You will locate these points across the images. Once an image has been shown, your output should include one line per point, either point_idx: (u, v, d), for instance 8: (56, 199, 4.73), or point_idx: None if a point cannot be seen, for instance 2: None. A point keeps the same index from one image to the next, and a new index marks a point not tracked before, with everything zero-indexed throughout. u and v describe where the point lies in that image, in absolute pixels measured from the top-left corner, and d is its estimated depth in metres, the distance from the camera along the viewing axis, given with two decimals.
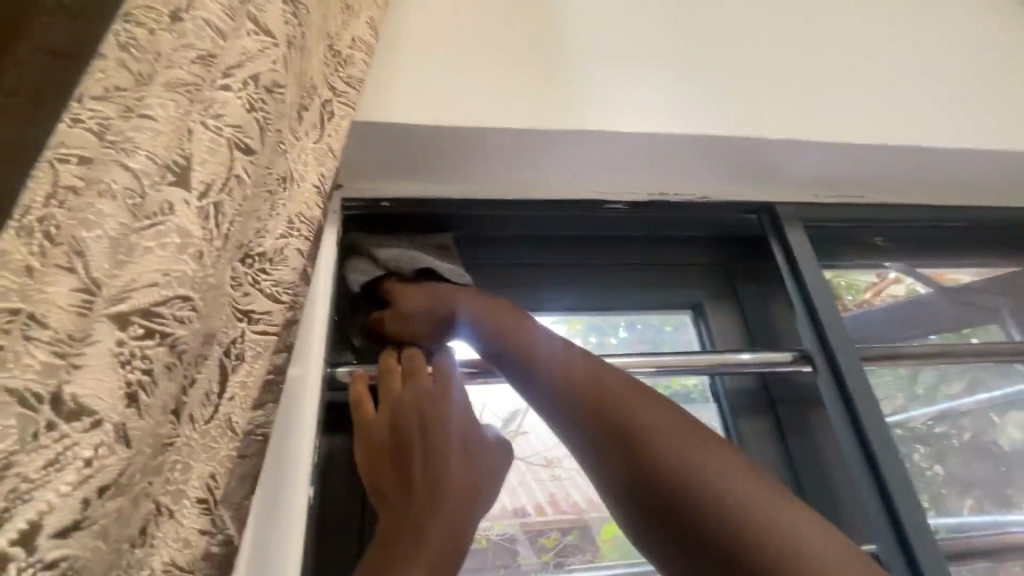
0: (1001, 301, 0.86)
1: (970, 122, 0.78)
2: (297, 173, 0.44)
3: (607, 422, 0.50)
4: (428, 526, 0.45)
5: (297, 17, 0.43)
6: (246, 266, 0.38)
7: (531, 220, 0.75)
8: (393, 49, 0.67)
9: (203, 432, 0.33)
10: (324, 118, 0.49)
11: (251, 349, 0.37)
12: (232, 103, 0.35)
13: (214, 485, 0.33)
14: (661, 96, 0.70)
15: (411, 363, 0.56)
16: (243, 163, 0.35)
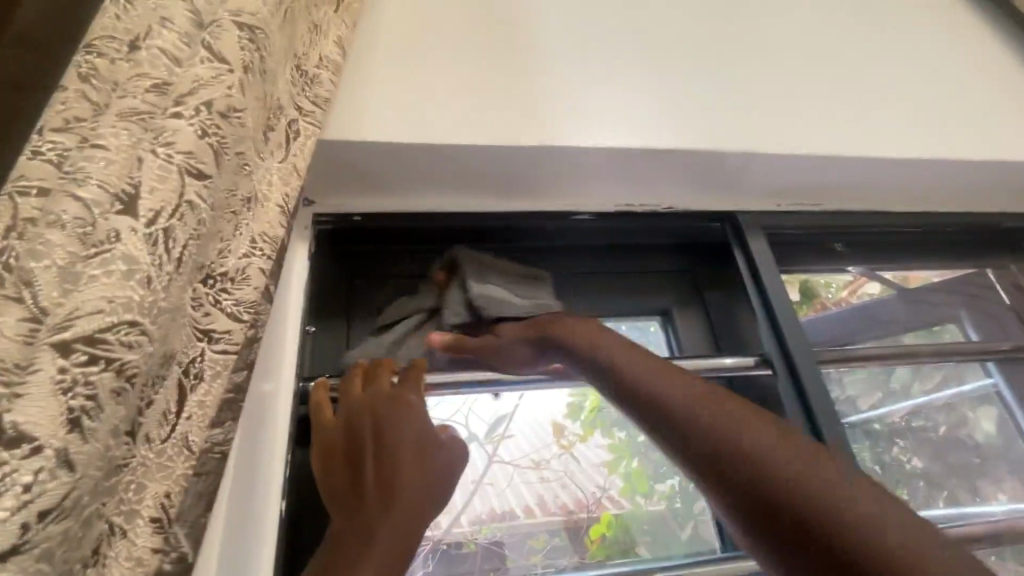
0: (959, 304, 0.91)
1: (916, 130, 0.81)
2: (262, 193, 0.45)
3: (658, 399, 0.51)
4: (378, 524, 0.46)
5: (253, 40, 0.42)
6: (207, 287, 0.40)
7: (499, 229, 0.77)
8: (363, 66, 0.68)
9: (160, 451, 0.34)
10: (289, 138, 0.50)
11: (210, 367, 0.38)
12: (183, 130, 0.36)
13: (169, 503, 0.34)
14: (621, 109, 0.73)
15: (373, 370, 0.58)
16: (195, 188, 0.35)
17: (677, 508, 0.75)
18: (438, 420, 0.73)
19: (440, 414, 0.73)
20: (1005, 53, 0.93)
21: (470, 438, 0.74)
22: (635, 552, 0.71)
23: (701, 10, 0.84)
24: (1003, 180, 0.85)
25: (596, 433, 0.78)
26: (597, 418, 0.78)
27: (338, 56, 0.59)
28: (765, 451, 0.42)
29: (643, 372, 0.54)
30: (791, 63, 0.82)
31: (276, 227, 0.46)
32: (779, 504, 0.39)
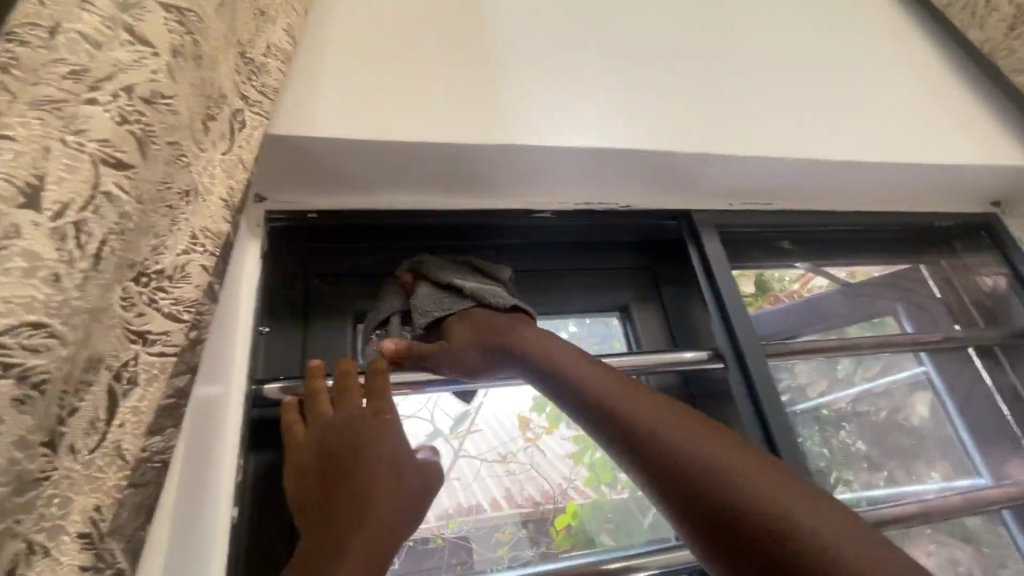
0: (897, 298, 0.96)
1: (861, 131, 0.86)
2: (202, 183, 0.45)
3: (619, 425, 0.53)
4: (350, 541, 0.46)
5: (183, 24, 0.43)
6: (140, 285, 0.38)
7: (458, 227, 0.78)
8: (316, 56, 0.67)
9: (88, 463, 0.33)
10: (234, 129, 0.49)
11: (146, 371, 0.37)
12: (98, 117, 0.36)
13: (100, 518, 0.33)
14: (579, 106, 0.74)
15: (340, 385, 0.57)
16: (112, 180, 0.35)
17: (640, 498, 0.77)
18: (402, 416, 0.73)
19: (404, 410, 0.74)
20: (933, 62, 1.00)
21: (436, 433, 0.74)
22: (597, 540, 0.73)
23: (661, 9, 0.87)
24: (932, 182, 0.91)
25: (562, 425, 0.79)
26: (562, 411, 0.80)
27: (286, 44, 0.58)
28: (712, 472, 0.46)
29: (605, 392, 0.56)
30: (738, 66, 0.86)
31: (215, 221, 0.45)
32: (744, 543, 0.43)
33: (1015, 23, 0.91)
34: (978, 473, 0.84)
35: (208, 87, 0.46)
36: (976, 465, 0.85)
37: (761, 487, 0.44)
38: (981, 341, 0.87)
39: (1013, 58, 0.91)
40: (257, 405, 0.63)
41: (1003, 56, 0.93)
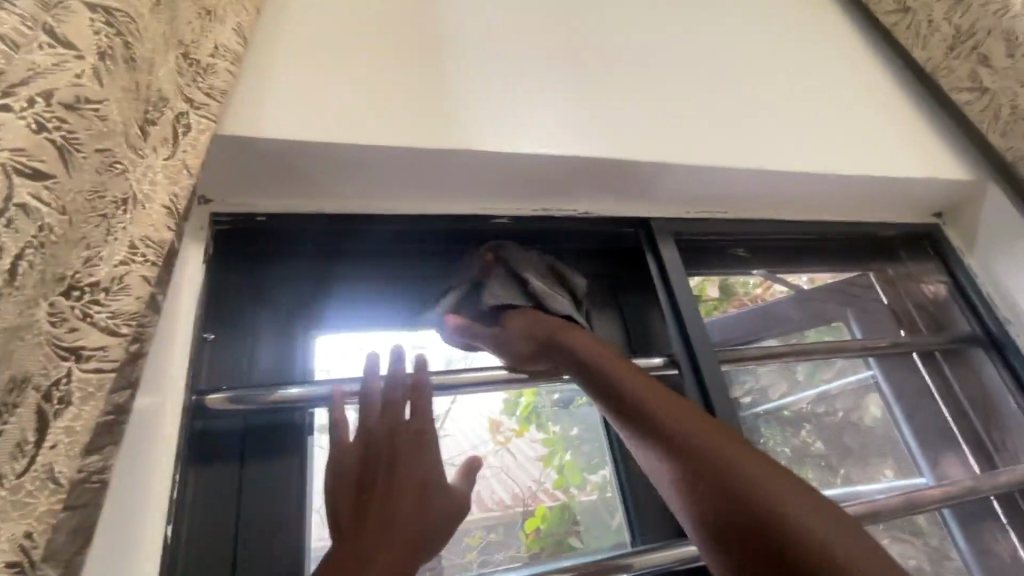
0: (846, 304, 1.02)
1: (812, 143, 0.90)
2: (143, 190, 0.44)
3: (647, 423, 0.55)
4: (372, 558, 0.46)
5: (112, 23, 0.41)
6: (71, 300, 0.37)
7: (422, 232, 0.78)
8: (272, 57, 0.66)
9: (15, 487, 0.32)
10: (176, 134, 0.48)
11: (80, 389, 0.36)
12: (11, 125, 0.34)
13: (30, 545, 0.31)
14: (536, 114, 0.76)
15: (398, 394, 0.58)
16: (29, 189, 0.34)
17: (609, 499, 0.76)
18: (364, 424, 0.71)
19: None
20: (880, 78, 1.05)
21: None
22: (568, 543, 0.73)
23: (619, 24, 0.90)
24: (874, 194, 0.96)
25: (531, 428, 0.79)
26: (531, 414, 0.80)
27: (237, 45, 0.57)
28: (729, 477, 0.48)
29: (635, 389, 0.58)
30: (693, 80, 0.89)
31: (155, 229, 0.43)
32: (754, 545, 0.45)
33: (954, 43, 0.97)
34: (921, 473, 0.89)
35: (144, 87, 0.45)
36: (920, 465, 0.90)
37: (779, 497, 0.46)
38: (926, 346, 0.91)
39: (952, 77, 0.98)
40: (196, 418, 0.61)
41: (944, 75, 0.99)
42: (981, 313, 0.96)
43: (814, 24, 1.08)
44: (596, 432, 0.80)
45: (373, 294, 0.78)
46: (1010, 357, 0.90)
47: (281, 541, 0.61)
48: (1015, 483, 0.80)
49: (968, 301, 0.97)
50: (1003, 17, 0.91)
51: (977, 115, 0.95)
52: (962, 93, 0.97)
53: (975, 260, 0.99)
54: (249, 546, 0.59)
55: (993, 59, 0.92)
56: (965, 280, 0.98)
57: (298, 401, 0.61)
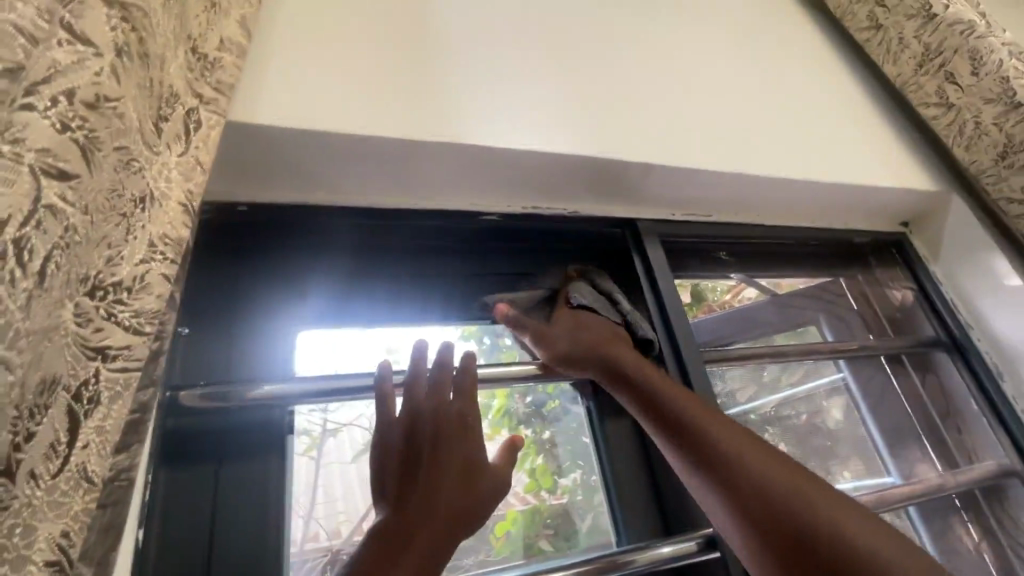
0: (820, 309, 1.05)
1: (793, 151, 0.93)
2: (162, 187, 0.42)
3: (686, 430, 0.58)
4: (416, 534, 0.46)
5: (129, 21, 0.39)
6: (96, 299, 0.35)
7: (407, 228, 0.77)
8: (266, 49, 0.64)
9: (50, 488, 0.31)
10: (190, 130, 0.47)
11: (108, 389, 0.35)
12: (36, 124, 0.31)
13: (68, 543, 0.32)
14: (530, 113, 0.76)
15: (444, 375, 0.57)
16: (57, 190, 0.31)
17: (580, 502, 0.76)
18: (337, 424, 0.70)
19: (342, 417, 0.70)
20: (852, 91, 1.09)
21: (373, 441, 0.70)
22: (537, 547, 0.73)
23: (607, 30, 0.92)
24: (849, 202, 1.00)
25: (502, 431, 0.77)
26: (504, 417, 0.78)
27: (242, 38, 0.55)
28: (773, 484, 0.53)
29: (672, 397, 0.60)
30: (678, 87, 0.91)
31: (169, 228, 0.42)
32: (800, 544, 0.50)
33: (923, 60, 1.02)
34: (887, 471, 0.93)
35: (157, 84, 0.43)
36: (886, 464, 0.94)
37: (820, 502, 0.52)
38: (893, 351, 0.95)
39: (921, 93, 1.02)
40: (170, 414, 0.59)
41: (912, 91, 1.04)
42: (945, 318, 1.01)
43: (789, 38, 1.11)
44: (567, 435, 0.80)
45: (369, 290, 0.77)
46: (970, 358, 0.96)
47: (264, 547, 0.59)
48: (974, 481, 0.85)
49: (932, 307, 1.02)
50: (969, 37, 0.97)
51: (943, 129, 1.00)
52: (929, 108, 1.02)
53: (940, 268, 1.05)
54: (223, 550, 0.57)
55: (959, 77, 0.97)
56: (930, 287, 1.03)
57: (277, 399, 0.59)
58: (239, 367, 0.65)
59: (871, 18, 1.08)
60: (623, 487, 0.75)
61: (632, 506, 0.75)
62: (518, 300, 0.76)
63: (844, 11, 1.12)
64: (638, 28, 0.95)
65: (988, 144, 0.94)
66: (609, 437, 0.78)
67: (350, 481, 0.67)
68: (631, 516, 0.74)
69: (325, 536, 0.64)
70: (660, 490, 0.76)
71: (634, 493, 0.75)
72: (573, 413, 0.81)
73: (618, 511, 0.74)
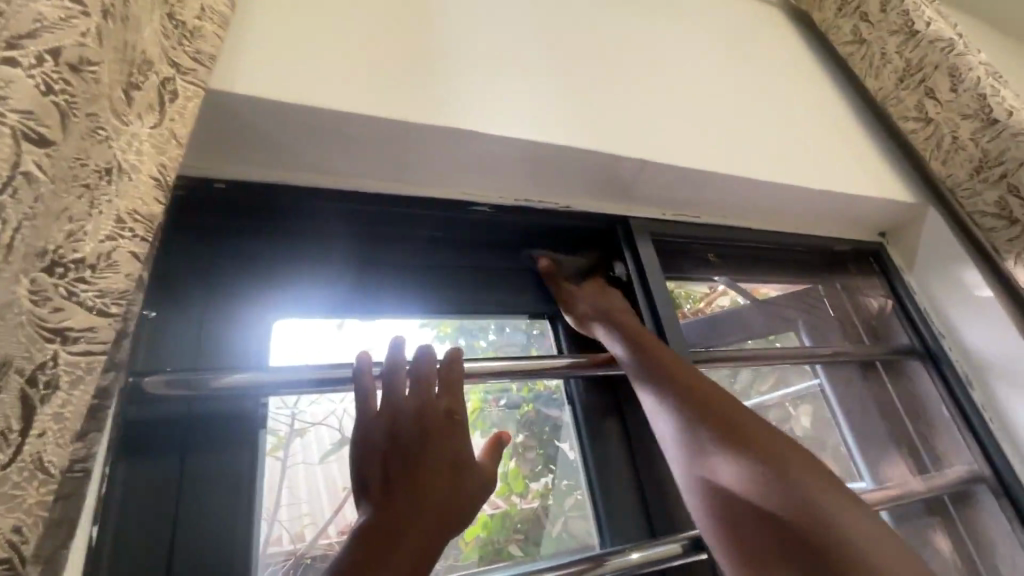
0: (798, 314, 1.06)
1: (781, 156, 0.95)
2: (130, 160, 0.39)
3: (686, 396, 0.62)
4: (402, 537, 0.44)
5: None
6: (55, 277, 0.32)
7: (390, 216, 0.75)
8: (246, 21, 0.61)
9: (1, 478, 0.28)
10: (163, 100, 0.43)
11: (68, 373, 0.32)
12: (19, 83, 0.31)
13: (21, 540, 0.29)
14: (525, 105, 0.75)
15: (424, 370, 0.56)
16: (34, 157, 0.30)
17: (550, 506, 0.76)
18: (309, 422, 0.67)
19: (311, 416, 0.67)
20: (835, 103, 1.11)
21: (343, 442, 0.68)
22: (507, 552, 0.71)
23: (602, 27, 0.91)
24: (832, 209, 1.02)
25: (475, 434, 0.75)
26: (477, 419, 0.76)
27: (225, 8, 0.52)
28: (762, 448, 0.56)
29: (674, 365, 0.64)
30: (668, 89, 0.91)
31: (140, 204, 0.38)
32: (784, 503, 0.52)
33: (904, 75, 1.04)
34: (860, 477, 0.94)
35: (131, 50, 0.40)
36: (859, 469, 0.95)
37: (804, 469, 0.55)
38: (870, 357, 0.97)
39: (901, 106, 1.05)
40: (132, 402, 0.55)
41: (892, 104, 1.06)
42: (919, 326, 1.04)
43: (775, 48, 1.12)
44: (539, 439, 0.79)
45: (352, 281, 0.74)
46: (943, 368, 0.99)
47: (233, 546, 0.56)
48: (940, 486, 0.87)
49: (909, 316, 1.05)
50: (949, 54, 1.00)
51: (921, 142, 1.03)
52: (908, 122, 1.04)
53: (913, 278, 1.08)
54: (184, 550, 0.54)
55: (938, 92, 1.00)
56: (907, 299, 1.06)
57: (246, 388, 0.56)
58: (209, 355, 0.62)
59: (855, 33, 1.11)
60: (608, 485, 0.75)
61: (613, 507, 0.74)
62: (562, 264, 0.85)
63: (829, 24, 1.15)
64: (630, 27, 0.95)
65: (963, 159, 0.97)
66: (594, 437, 0.77)
67: (315, 483, 0.65)
68: (614, 517, 0.73)
69: (287, 540, 0.60)
70: (644, 491, 0.75)
71: (617, 492, 0.75)
72: (554, 412, 0.80)
73: (603, 510, 0.73)
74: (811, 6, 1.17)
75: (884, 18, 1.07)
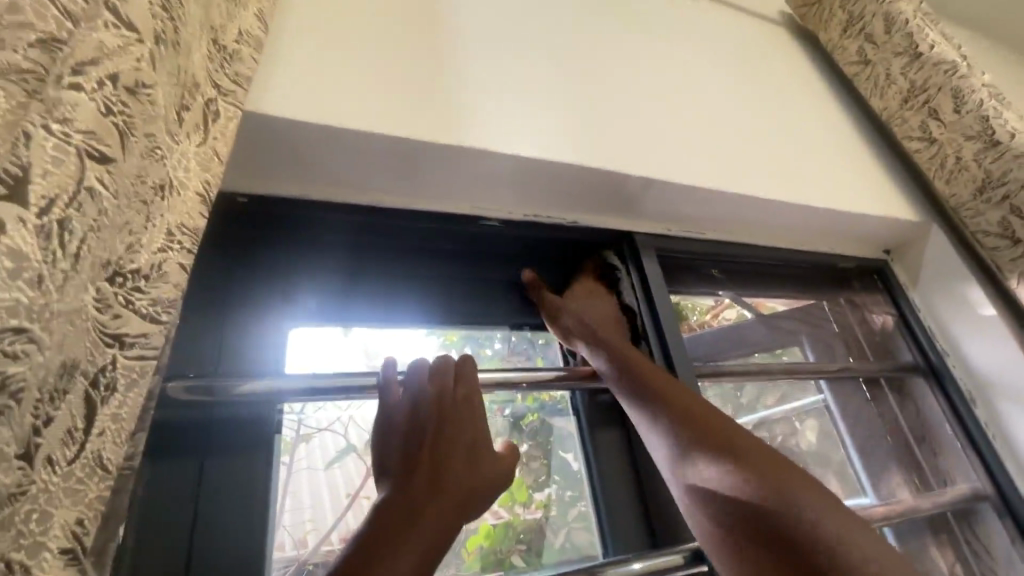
0: (802, 329, 1.07)
1: (786, 173, 0.97)
2: (181, 177, 0.42)
3: (661, 407, 0.64)
4: (409, 534, 0.45)
5: (166, 10, 0.40)
6: (115, 287, 0.35)
7: (404, 229, 0.77)
8: (277, 43, 0.64)
9: (66, 475, 0.30)
10: (207, 120, 0.46)
11: (125, 376, 0.35)
12: (83, 105, 0.33)
13: (82, 532, 0.31)
14: (537, 122, 0.78)
15: (462, 366, 0.58)
16: (96, 173, 0.33)
17: (553, 517, 0.77)
18: (316, 429, 0.68)
19: (315, 422, 0.68)
20: (840, 122, 1.13)
21: (348, 449, 0.70)
22: (508, 562, 0.72)
23: (612, 47, 0.94)
24: (836, 225, 1.03)
25: None
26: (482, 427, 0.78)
27: (259, 32, 0.55)
28: (730, 453, 0.58)
29: (651, 376, 0.66)
30: (675, 109, 0.93)
31: (183, 216, 0.41)
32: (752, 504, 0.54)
33: (908, 96, 1.06)
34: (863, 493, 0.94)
35: (185, 75, 0.43)
36: (863, 484, 0.95)
37: (770, 467, 0.56)
38: (874, 372, 0.98)
39: (905, 126, 1.07)
40: (160, 405, 0.57)
41: (897, 124, 1.08)
42: (923, 344, 1.04)
43: (779, 68, 1.14)
44: (543, 449, 0.80)
45: (366, 297, 0.77)
46: (946, 385, 1.00)
47: (248, 547, 0.57)
48: (945, 504, 0.88)
49: (913, 335, 1.06)
50: (952, 76, 1.01)
51: (926, 161, 1.04)
52: (913, 142, 1.06)
53: (918, 296, 1.09)
54: (208, 548, 0.56)
55: (942, 113, 1.02)
56: (911, 316, 1.07)
57: (266, 395, 0.58)
58: (232, 362, 0.64)
59: (860, 54, 1.13)
60: (613, 496, 0.76)
61: (618, 516, 0.75)
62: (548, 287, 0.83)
63: (834, 44, 1.17)
64: (638, 47, 0.97)
65: (966, 178, 0.99)
66: (599, 447, 0.79)
67: (317, 488, 0.66)
68: (619, 527, 0.74)
69: (289, 546, 0.62)
70: (648, 504, 0.77)
71: (622, 502, 0.76)
72: (560, 424, 0.82)
73: (607, 522, 0.74)
74: (818, 27, 1.19)
75: (888, 40, 1.09)
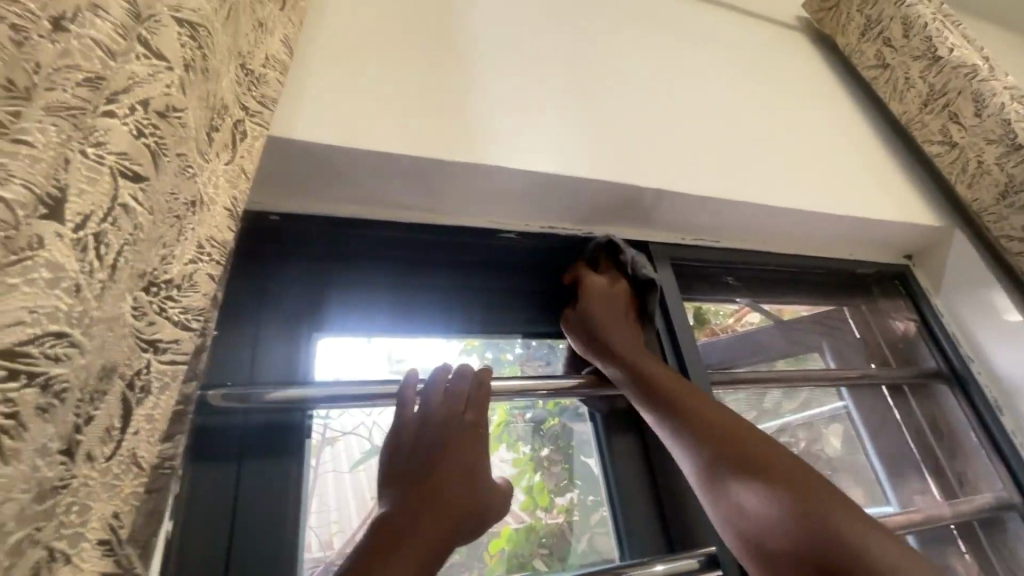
0: (823, 336, 1.06)
1: (801, 179, 0.96)
2: (209, 193, 0.45)
3: (693, 425, 0.62)
4: (406, 539, 0.46)
5: (195, 39, 0.43)
6: (151, 295, 0.38)
7: (422, 241, 0.79)
8: (301, 66, 0.68)
9: (104, 470, 0.33)
10: (236, 139, 0.50)
11: (157, 379, 0.37)
12: (117, 129, 0.36)
13: (117, 524, 0.34)
14: (548, 133, 0.79)
15: (477, 395, 0.59)
16: (129, 191, 0.35)
17: (575, 522, 0.77)
18: (343, 432, 0.71)
19: (341, 425, 0.71)
20: (858, 126, 1.12)
21: (373, 451, 0.72)
22: (531, 565, 0.73)
23: (625, 58, 0.96)
24: (852, 232, 1.02)
25: (502, 447, 0.78)
26: (503, 433, 0.79)
27: (284, 56, 0.58)
28: (769, 470, 0.57)
29: (681, 393, 0.64)
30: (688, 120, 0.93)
31: (208, 229, 0.44)
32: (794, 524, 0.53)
33: (927, 100, 1.05)
34: (887, 501, 0.92)
35: (214, 97, 0.46)
36: (886, 492, 0.94)
37: (811, 486, 0.55)
38: (896, 380, 0.96)
39: (924, 130, 1.06)
40: (199, 412, 0.60)
41: (916, 127, 1.07)
42: (946, 350, 1.02)
43: (796, 74, 1.14)
44: (563, 453, 0.81)
45: (386, 306, 0.79)
46: (971, 391, 0.98)
47: (280, 545, 0.60)
48: (969, 513, 0.86)
49: (935, 340, 1.04)
50: (972, 80, 1.00)
51: (947, 165, 1.03)
52: (933, 146, 1.05)
53: (940, 301, 1.07)
54: (242, 547, 0.58)
55: (961, 117, 1.01)
56: (934, 321, 1.05)
57: (298, 402, 0.60)
58: (263, 370, 0.67)
59: (879, 57, 1.12)
60: (629, 502, 0.76)
61: (635, 521, 0.75)
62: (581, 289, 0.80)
63: (852, 49, 1.16)
64: (649, 57, 0.98)
65: (989, 182, 0.97)
66: (616, 454, 0.79)
67: (344, 491, 0.68)
68: (637, 533, 0.75)
69: (317, 546, 0.64)
70: (664, 510, 0.77)
71: (638, 508, 0.76)
72: (579, 430, 0.82)
73: (623, 528, 0.75)
74: (835, 32, 1.19)
75: (907, 44, 1.08)
